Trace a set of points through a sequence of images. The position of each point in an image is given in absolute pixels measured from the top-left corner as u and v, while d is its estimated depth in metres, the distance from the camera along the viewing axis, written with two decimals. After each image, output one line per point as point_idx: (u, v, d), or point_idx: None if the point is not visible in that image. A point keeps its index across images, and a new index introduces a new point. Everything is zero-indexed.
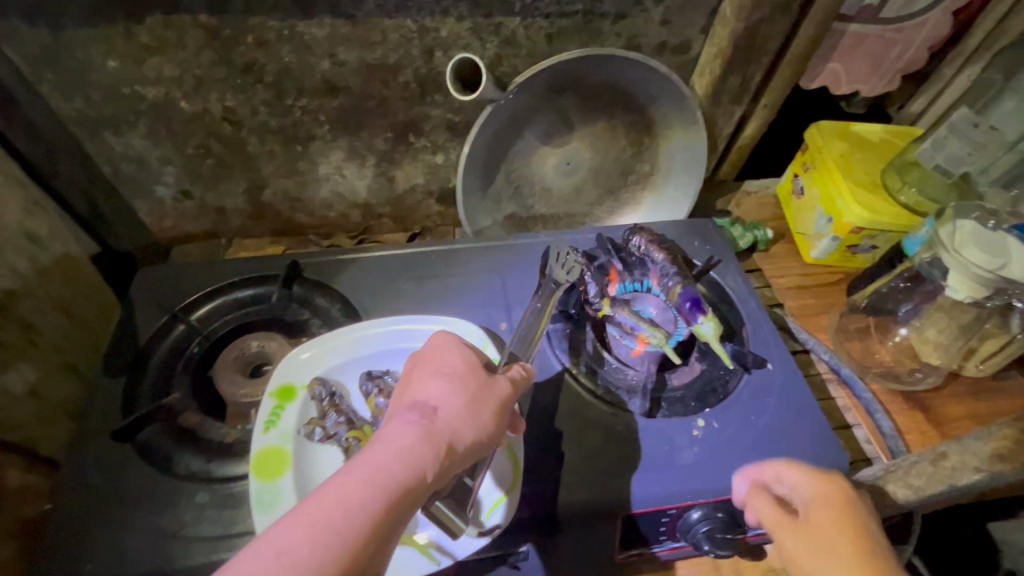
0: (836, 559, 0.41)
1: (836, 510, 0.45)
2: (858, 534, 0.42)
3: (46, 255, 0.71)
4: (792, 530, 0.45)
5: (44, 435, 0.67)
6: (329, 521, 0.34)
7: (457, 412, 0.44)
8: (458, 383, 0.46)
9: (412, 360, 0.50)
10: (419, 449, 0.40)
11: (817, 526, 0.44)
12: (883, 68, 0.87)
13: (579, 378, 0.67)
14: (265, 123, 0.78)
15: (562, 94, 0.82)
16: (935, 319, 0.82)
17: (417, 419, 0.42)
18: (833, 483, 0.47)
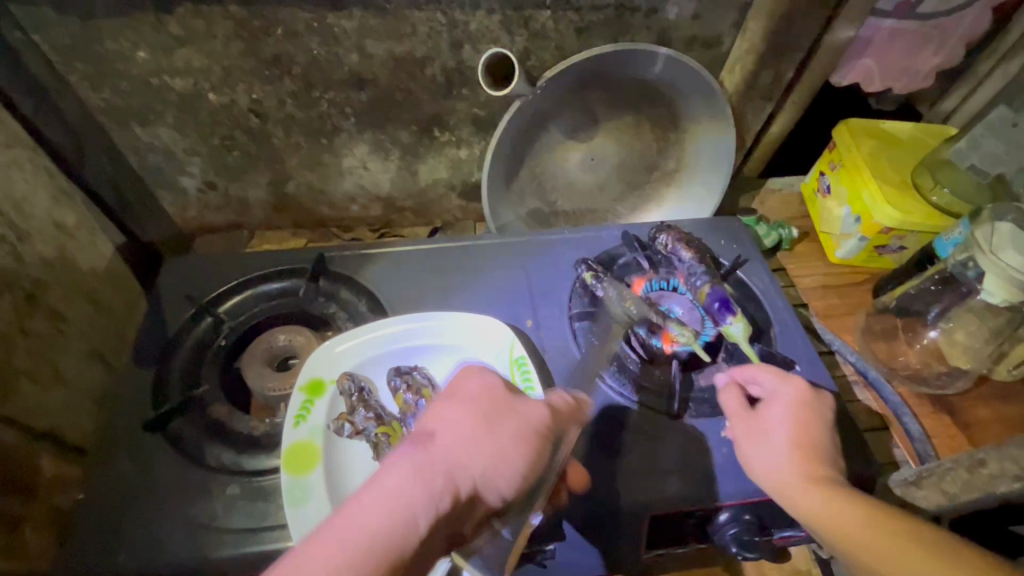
0: (775, 447, 0.52)
1: (785, 411, 0.54)
2: (797, 423, 0.53)
3: (74, 245, 0.71)
4: (745, 420, 0.56)
5: (73, 422, 0.68)
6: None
7: (456, 440, 0.38)
8: (461, 404, 0.41)
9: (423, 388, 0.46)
10: (399, 490, 0.34)
11: (767, 420, 0.54)
12: (918, 65, 0.85)
13: (614, 385, 0.66)
14: (291, 115, 0.78)
15: (590, 88, 0.81)
16: (965, 322, 0.81)
17: (406, 450, 0.37)
18: (792, 386, 0.56)
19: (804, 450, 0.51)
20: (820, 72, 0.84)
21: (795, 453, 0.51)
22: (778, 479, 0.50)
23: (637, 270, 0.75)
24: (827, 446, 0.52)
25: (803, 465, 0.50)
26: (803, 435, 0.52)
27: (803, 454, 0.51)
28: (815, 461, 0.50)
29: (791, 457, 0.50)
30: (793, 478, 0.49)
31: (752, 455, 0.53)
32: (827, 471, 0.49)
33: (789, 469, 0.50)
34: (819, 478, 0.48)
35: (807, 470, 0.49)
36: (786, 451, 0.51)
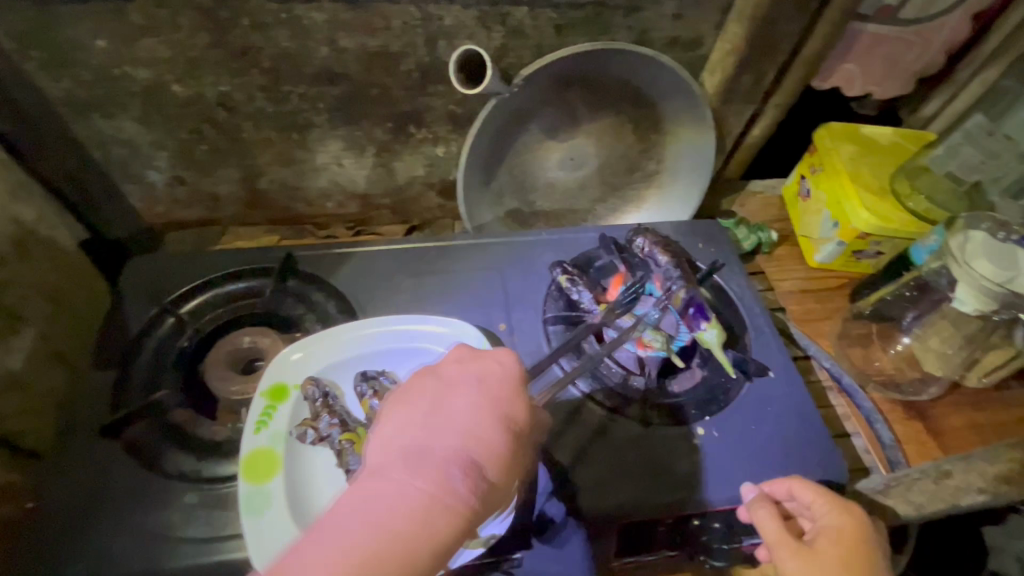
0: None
1: (841, 551, 0.48)
2: (859, 565, 0.47)
3: (30, 240, 0.68)
4: (794, 550, 0.49)
5: (29, 425, 0.66)
6: None
7: (495, 479, 0.39)
8: (504, 432, 0.41)
9: (448, 378, 0.44)
10: (440, 529, 0.35)
11: (825, 555, 0.48)
12: (898, 71, 0.85)
13: (597, 399, 0.64)
14: (262, 110, 0.75)
15: (569, 87, 0.79)
16: (939, 328, 0.80)
17: (451, 475, 0.37)
18: (844, 518, 0.50)
19: None
20: (801, 75, 0.84)
21: None
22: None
23: (614, 272, 0.76)
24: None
25: None
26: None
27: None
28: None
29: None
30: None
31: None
32: None
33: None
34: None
35: None
36: None
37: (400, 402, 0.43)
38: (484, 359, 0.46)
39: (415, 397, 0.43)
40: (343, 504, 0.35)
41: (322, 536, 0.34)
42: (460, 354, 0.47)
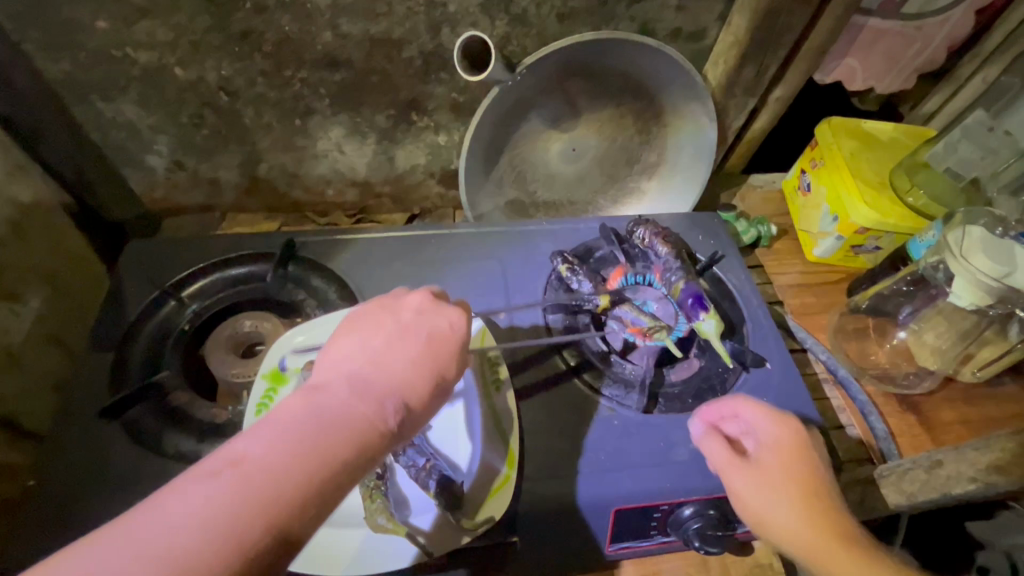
0: (786, 497, 0.49)
1: (781, 454, 0.52)
2: (801, 469, 0.51)
3: (26, 223, 0.68)
4: (743, 470, 0.52)
5: (26, 408, 0.66)
6: (261, 502, 0.32)
7: (421, 412, 0.42)
8: (439, 375, 0.44)
9: (404, 318, 0.46)
10: (376, 448, 0.38)
11: (768, 464, 0.52)
12: (900, 66, 0.85)
13: (583, 377, 0.66)
14: (263, 95, 0.75)
15: (571, 77, 0.79)
16: (934, 323, 0.81)
17: (386, 405, 0.39)
18: (783, 428, 0.54)
19: (810, 497, 0.49)
20: (804, 69, 0.84)
21: (796, 500, 0.49)
22: (796, 536, 0.47)
23: (614, 263, 0.76)
24: (832, 488, 0.51)
25: (808, 514, 0.48)
26: (799, 478, 0.50)
27: (814, 502, 0.49)
28: (824, 507, 0.49)
29: (802, 506, 0.49)
30: (809, 531, 0.47)
31: (762, 509, 0.49)
32: (832, 517, 0.48)
33: (800, 514, 0.48)
34: (837, 530, 0.47)
35: (816, 523, 0.48)
36: (797, 501, 0.49)
37: (352, 330, 0.45)
38: (441, 309, 0.48)
39: (368, 328, 0.45)
40: (289, 408, 0.37)
41: (269, 430, 0.35)
42: (418, 298, 0.49)
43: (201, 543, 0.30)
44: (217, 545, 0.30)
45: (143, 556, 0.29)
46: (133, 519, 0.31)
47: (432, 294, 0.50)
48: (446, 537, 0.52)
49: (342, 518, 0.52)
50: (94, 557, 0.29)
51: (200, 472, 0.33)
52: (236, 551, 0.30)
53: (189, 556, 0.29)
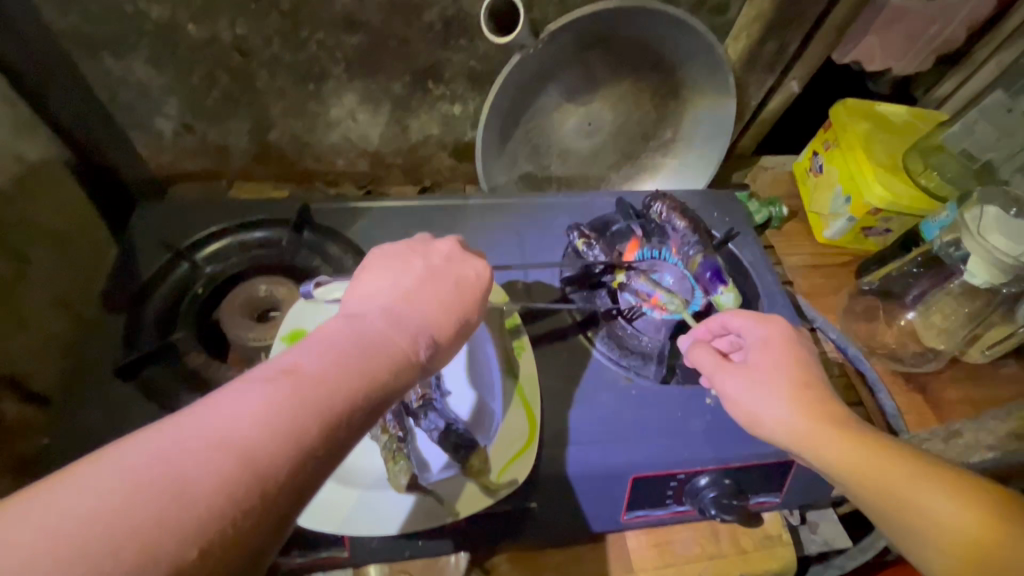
0: (775, 388, 0.49)
1: (771, 352, 0.52)
2: (792, 361, 0.50)
3: (35, 180, 0.67)
4: (731, 370, 0.52)
5: (35, 370, 0.65)
6: (313, 405, 0.33)
7: (447, 349, 0.44)
8: (465, 315, 0.46)
9: (433, 263, 0.48)
10: (412, 374, 0.39)
11: (757, 363, 0.51)
12: (919, 47, 0.85)
13: (587, 333, 0.67)
14: (277, 57, 0.73)
15: (591, 48, 0.78)
16: (943, 304, 0.84)
17: (418, 336, 0.41)
18: (770, 325, 0.54)
19: (803, 389, 0.48)
20: (824, 47, 0.84)
21: (788, 391, 0.48)
22: (788, 425, 0.47)
23: (630, 237, 0.75)
24: (823, 379, 0.50)
25: (802, 405, 0.47)
26: (788, 369, 0.50)
27: (804, 391, 0.48)
28: (815, 396, 0.48)
29: (793, 396, 0.48)
30: (799, 419, 0.47)
31: (752, 405, 0.49)
32: (823, 404, 0.47)
33: (789, 402, 0.48)
34: (828, 413, 0.46)
35: (808, 412, 0.47)
36: (788, 391, 0.48)
37: (384, 268, 0.46)
38: (468, 258, 0.50)
39: (400, 268, 0.46)
40: (330, 331, 0.39)
41: (316, 346, 0.37)
42: (446, 247, 0.51)
43: (266, 436, 0.31)
44: (276, 438, 0.32)
45: (212, 444, 0.30)
46: (195, 411, 0.32)
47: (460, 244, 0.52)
48: (469, 497, 0.53)
49: (367, 479, 0.53)
50: (165, 441, 0.30)
51: (253, 377, 0.34)
52: (295, 446, 0.32)
53: (255, 446, 0.31)
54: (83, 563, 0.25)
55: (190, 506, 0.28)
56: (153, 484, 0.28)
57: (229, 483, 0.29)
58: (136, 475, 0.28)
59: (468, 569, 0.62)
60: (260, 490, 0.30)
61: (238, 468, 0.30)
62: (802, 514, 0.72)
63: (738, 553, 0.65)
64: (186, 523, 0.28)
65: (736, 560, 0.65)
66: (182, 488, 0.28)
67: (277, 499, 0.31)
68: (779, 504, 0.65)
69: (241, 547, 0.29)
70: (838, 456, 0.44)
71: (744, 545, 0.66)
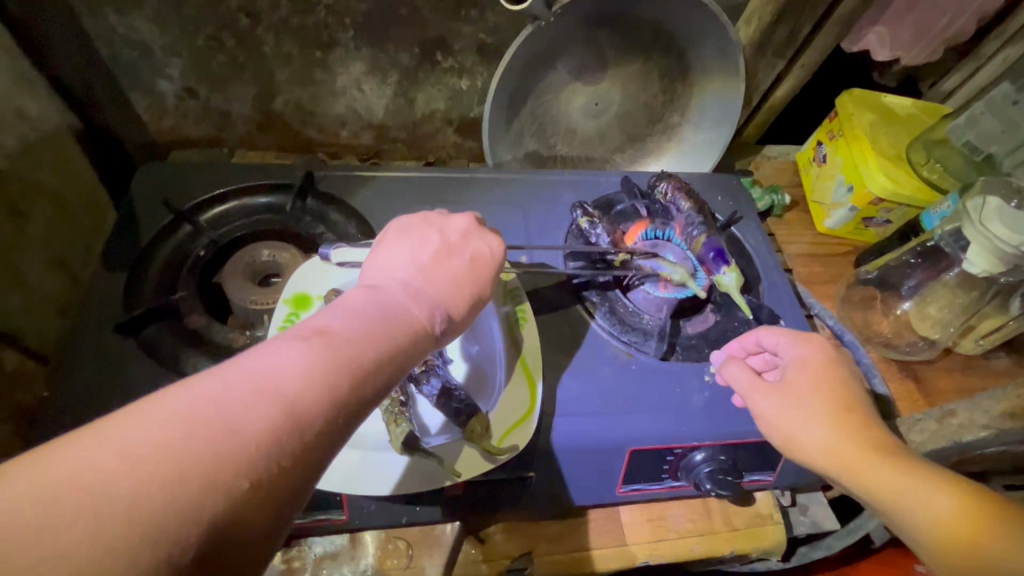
0: (814, 411, 0.49)
1: (814, 372, 0.52)
2: (830, 382, 0.51)
3: (36, 137, 0.66)
4: (769, 390, 0.52)
5: (32, 327, 0.64)
6: (345, 364, 0.34)
7: (461, 323, 0.44)
8: (480, 292, 0.46)
9: (448, 238, 0.48)
10: (428, 343, 0.40)
11: (796, 385, 0.51)
12: (929, 38, 0.86)
13: (586, 305, 0.68)
14: (285, 21, 0.72)
15: (602, 26, 0.78)
16: (938, 295, 0.85)
17: (436, 308, 0.42)
18: (811, 345, 0.54)
19: (844, 411, 0.49)
20: (833, 35, 0.84)
21: (829, 420, 0.48)
22: (827, 448, 0.47)
23: (635, 217, 0.75)
24: (863, 403, 0.50)
25: (842, 428, 0.48)
26: (832, 390, 0.50)
27: (845, 415, 0.48)
28: (855, 418, 0.48)
29: (835, 420, 0.48)
30: (838, 441, 0.47)
31: (789, 425, 0.49)
32: (863, 423, 0.48)
33: (820, 419, 0.49)
34: (865, 439, 0.47)
35: (846, 431, 0.48)
36: (831, 415, 0.49)
37: (401, 243, 0.46)
38: (482, 235, 0.50)
39: (416, 242, 0.47)
40: (353, 299, 0.39)
41: (343, 311, 0.37)
42: (463, 221, 0.51)
43: (307, 386, 0.32)
44: (312, 391, 0.32)
45: (259, 391, 0.31)
46: (238, 363, 0.32)
47: (476, 221, 0.52)
48: (468, 462, 0.53)
49: (369, 441, 0.53)
50: (214, 386, 0.30)
51: (288, 335, 0.35)
52: (331, 397, 0.33)
53: (297, 396, 0.31)
54: (153, 486, 0.26)
55: (241, 445, 0.29)
56: (208, 422, 0.29)
57: (275, 427, 0.30)
58: (192, 414, 0.29)
59: (464, 537, 0.62)
60: (300, 436, 0.31)
61: (281, 414, 0.31)
62: (793, 496, 0.71)
63: (729, 531, 0.66)
64: (239, 459, 0.29)
65: (727, 537, 0.66)
66: (233, 428, 0.29)
67: (314, 445, 0.32)
68: (772, 483, 0.66)
69: (284, 486, 0.30)
70: (858, 469, 0.46)
71: (736, 523, 0.67)
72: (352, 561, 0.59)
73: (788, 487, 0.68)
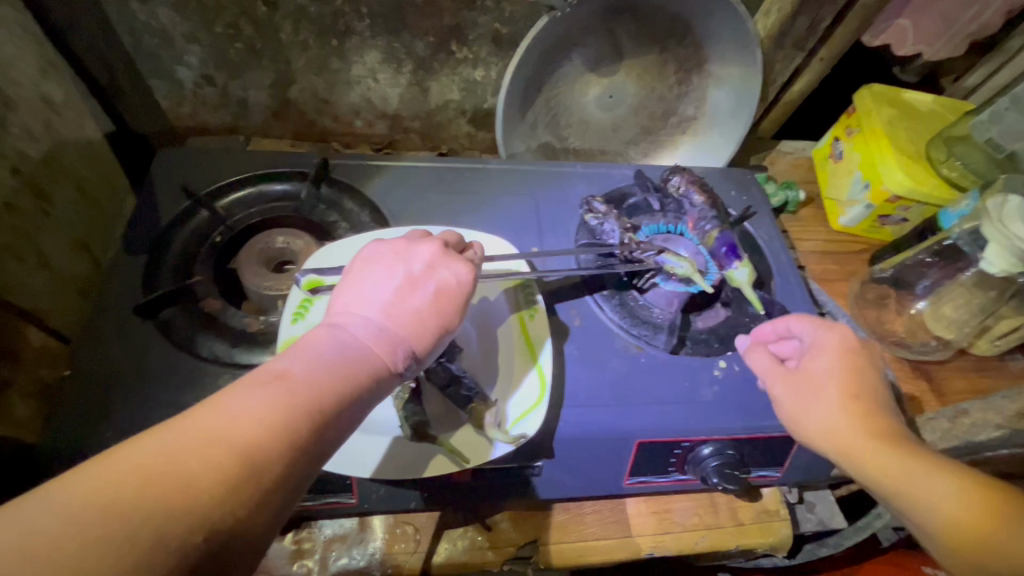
0: (827, 399, 0.49)
1: (832, 356, 0.51)
2: (847, 371, 0.50)
3: (61, 123, 0.67)
4: (785, 376, 0.52)
5: (56, 307, 0.66)
6: (301, 410, 0.34)
7: (427, 357, 0.44)
8: (445, 324, 0.45)
9: (413, 269, 0.47)
10: (390, 382, 0.40)
11: (814, 370, 0.51)
12: (953, 31, 0.84)
13: (596, 298, 0.68)
14: (302, 9, 0.73)
15: (618, 16, 0.78)
16: (953, 295, 0.83)
17: (399, 345, 0.42)
18: (834, 333, 0.53)
19: (855, 399, 0.49)
20: (854, 27, 0.83)
21: (843, 405, 0.48)
22: (833, 432, 0.47)
23: (647, 211, 0.75)
24: (878, 395, 0.49)
25: (854, 417, 0.47)
26: (851, 379, 0.49)
27: (857, 402, 0.48)
28: (866, 408, 0.48)
29: (846, 405, 0.48)
30: (848, 429, 0.47)
31: (798, 411, 0.50)
32: (877, 415, 0.48)
33: (835, 414, 0.48)
34: (875, 425, 0.47)
35: (859, 421, 0.47)
36: (841, 404, 0.48)
37: (367, 275, 0.46)
38: (449, 262, 0.49)
39: (381, 274, 0.46)
40: (315, 339, 0.39)
41: (303, 354, 0.38)
42: (430, 248, 0.49)
43: (264, 434, 0.32)
44: (267, 439, 0.32)
45: (215, 441, 0.31)
46: (195, 412, 0.32)
47: (443, 246, 0.51)
48: (478, 449, 0.53)
49: (377, 425, 0.54)
50: (168, 439, 0.30)
51: (246, 381, 0.35)
52: (291, 443, 0.33)
53: (254, 444, 0.32)
54: (102, 548, 0.26)
55: (197, 497, 0.29)
56: (162, 478, 0.29)
57: (232, 476, 0.30)
58: (145, 469, 0.29)
59: (470, 524, 0.63)
60: (259, 484, 0.31)
61: (237, 464, 0.31)
62: (800, 492, 0.71)
63: (735, 525, 0.66)
64: (195, 512, 0.29)
65: (732, 532, 0.66)
66: (188, 480, 0.29)
67: (273, 491, 0.32)
68: (780, 479, 0.65)
69: (243, 535, 0.30)
70: (878, 459, 0.45)
71: (741, 517, 0.67)
72: (360, 543, 0.60)
73: (796, 484, 0.68)
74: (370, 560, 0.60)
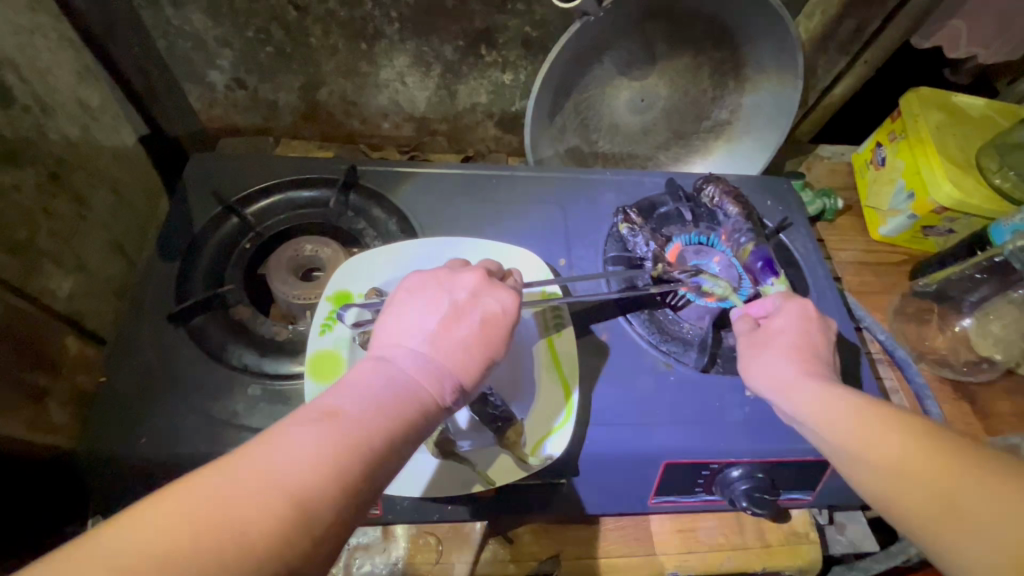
0: (772, 353, 0.53)
1: (792, 319, 0.56)
2: (800, 330, 0.55)
3: (98, 128, 0.69)
4: (752, 340, 0.56)
5: (93, 309, 0.67)
6: (353, 449, 0.34)
7: (471, 387, 0.43)
8: (487, 354, 0.45)
9: (458, 298, 0.47)
10: (438, 417, 0.40)
11: (776, 330, 0.56)
12: (1015, 32, 0.80)
13: (625, 313, 0.66)
14: (332, 13, 0.72)
15: (653, 18, 0.75)
16: (1002, 312, 0.80)
17: (445, 375, 0.41)
18: (794, 301, 0.58)
19: (811, 359, 0.52)
20: (903, 29, 0.79)
21: (790, 355, 0.52)
22: (771, 374, 0.52)
23: (678, 220, 0.73)
24: (828, 361, 0.53)
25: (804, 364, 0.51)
26: (805, 344, 0.53)
27: (808, 356, 0.52)
28: (819, 365, 0.51)
29: (787, 352, 0.53)
30: (792, 371, 0.51)
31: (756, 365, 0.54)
32: (820, 370, 0.51)
33: (844, 413, 0.44)
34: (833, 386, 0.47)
35: (804, 367, 0.51)
36: (789, 354, 0.52)
37: (411, 302, 0.46)
38: (493, 290, 0.48)
39: (426, 303, 0.46)
40: (364, 373, 0.39)
41: (354, 389, 0.37)
42: (473, 277, 0.49)
43: (317, 478, 0.32)
44: (320, 481, 0.32)
45: (269, 485, 0.31)
46: (248, 452, 0.32)
47: (486, 273, 0.50)
48: (505, 469, 0.53)
49: None
50: (222, 484, 0.30)
51: (298, 418, 0.34)
52: (343, 486, 0.32)
53: (305, 489, 0.31)
54: None
55: (251, 549, 0.29)
56: (217, 527, 0.29)
57: (283, 525, 0.30)
58: (200, 518, 0.29)
59: (492, 535, 0.63)
60: (309, 534, 0.31)
61: (289, 510, 0.31)
62: (830, 514, 0.69)
63: (762, 547, 0.65)
64: (246, 565, 0.28)
65: (760, 554, 0.65)
66: (241, 529, 0.29)
67: (322, 540, 0.31)
68: (811, 501, 0.63)
69: None
70: (902, 458, 0.40)
71: (770, 539, 0.65)
72: (383, 552, 0.61)
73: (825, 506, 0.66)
74: (392, 569, 0.60)
